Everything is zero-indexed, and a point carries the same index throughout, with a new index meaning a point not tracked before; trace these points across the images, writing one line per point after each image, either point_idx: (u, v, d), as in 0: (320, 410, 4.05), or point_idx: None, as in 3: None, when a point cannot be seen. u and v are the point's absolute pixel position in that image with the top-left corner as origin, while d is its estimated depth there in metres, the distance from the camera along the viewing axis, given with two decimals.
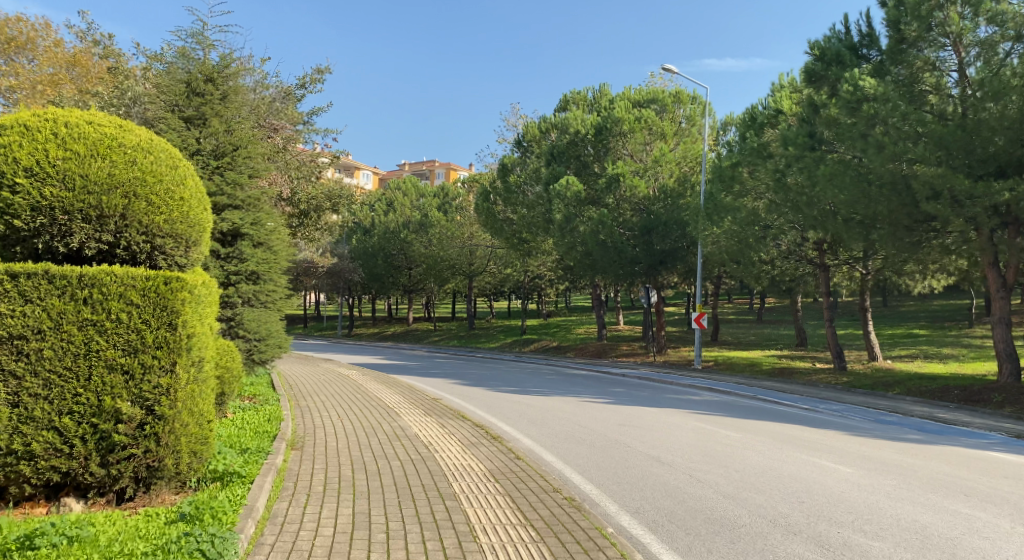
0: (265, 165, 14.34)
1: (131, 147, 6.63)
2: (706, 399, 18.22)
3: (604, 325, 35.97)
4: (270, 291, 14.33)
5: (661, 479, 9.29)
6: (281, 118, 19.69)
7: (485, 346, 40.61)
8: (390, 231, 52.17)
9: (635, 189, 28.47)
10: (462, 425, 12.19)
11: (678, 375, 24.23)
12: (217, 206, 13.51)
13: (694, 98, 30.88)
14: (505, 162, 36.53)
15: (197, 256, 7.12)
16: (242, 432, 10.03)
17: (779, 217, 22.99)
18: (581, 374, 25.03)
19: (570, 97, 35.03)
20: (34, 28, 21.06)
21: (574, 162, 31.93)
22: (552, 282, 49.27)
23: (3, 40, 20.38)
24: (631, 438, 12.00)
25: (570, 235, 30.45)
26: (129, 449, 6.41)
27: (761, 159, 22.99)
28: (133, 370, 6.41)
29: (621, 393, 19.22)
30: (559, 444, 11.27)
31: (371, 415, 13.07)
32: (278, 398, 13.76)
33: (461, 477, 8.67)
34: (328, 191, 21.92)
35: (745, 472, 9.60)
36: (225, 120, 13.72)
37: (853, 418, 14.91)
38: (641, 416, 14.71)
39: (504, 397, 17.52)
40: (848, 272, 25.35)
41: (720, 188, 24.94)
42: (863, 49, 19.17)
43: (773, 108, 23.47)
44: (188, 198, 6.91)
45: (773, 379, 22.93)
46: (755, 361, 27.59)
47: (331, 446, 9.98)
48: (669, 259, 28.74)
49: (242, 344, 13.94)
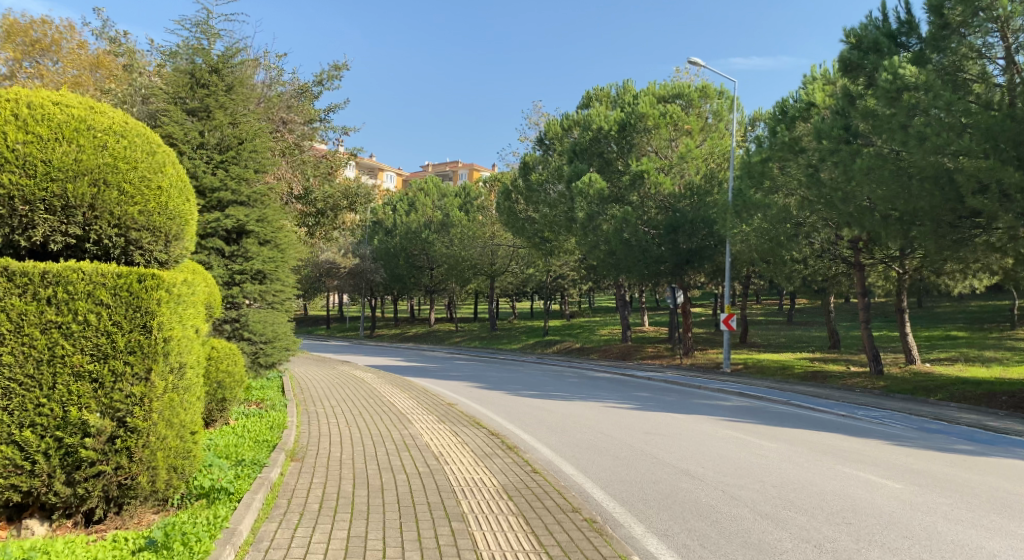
0: (274, 160, 13.76)
1: (101, 131, 6.00)
2: (736, 404, 17.35)
3: (629, 326, 35.15)
4: (278, 291, 13.65)
5: (692, 496, 8.51)
6: (295, 114, 19.15)
7: (507, 348, 40.01)
8: (411, 231, 51.67)
9: (660, 185, 27.65)
10: (476, 433, 11.48)
11: (707, 379, 23.38)
12: (222, 202, 12.92)
13: (722, 93, 29.89)
14: (527, 160, 35.88)
15: (178, 250, 6.50)
16: (240, 442, 9.39)
17: (811, 214, 22.05)
18: (605, 378, 24.27)
19: (593, 93, 34.27)
20: (59, 30, 21.07)
21: (597, 159, 31.18)
22: (576, 282, 48.53)
23: (27, 43, 20.54)
24: (658, 449, 11.21)
25: (593, 234, 29.74)
26: (98, 466, 5.79)
27: (793, 153, 22.09)
28: (102, 378, 5.76)
29: (646, 397, 18.40)
30: (580, 455, 10.50)
31: (382, 421, 12.39)
32: (286, 403, 13.09)
33: (472, 493, 7.95)
34: (345, 189, 21.40)
35: (784, 488, 8.79)
36: (230, 113, 13.11)
37: (895, 426, 13.99)
38: (668, 424, 13.89)
39: (523, 401, 16.81)
40: (884, 272, 24.32)
41: (749, 184, 23.93)
42: (901, 38, 18.15)
43: (804, 102, 22.49)
44: (165, 186, 6.26)
45: (806, 383, 21.99)
46: (786, 363, 26.65)
47: (334, 457, 9.31)
48: (696, 258, 27.90)
49: (248, 346, 13.30)
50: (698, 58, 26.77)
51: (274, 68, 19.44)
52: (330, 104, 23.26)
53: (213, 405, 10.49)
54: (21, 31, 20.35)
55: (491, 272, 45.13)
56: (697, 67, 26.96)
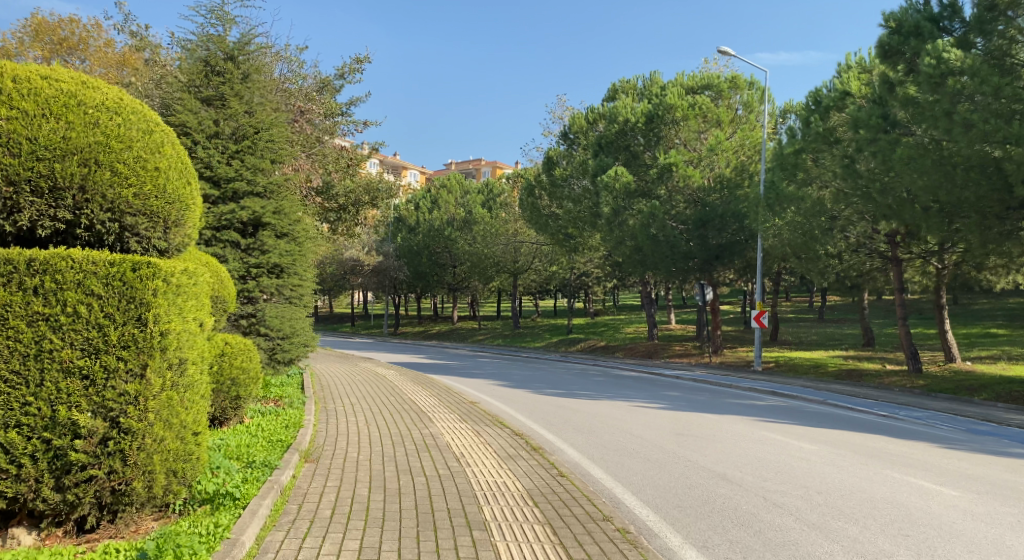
0: (291, 150, 13.32)
1: (93, 108, 5.61)
2: (771, 404, 16.68)
3: (655, 324, 34.43)
4: (296, 285, 13.14)
5: (732, 504, 7.94)
6: (313, 105, 18.72)
7: (530, 346, 39.46)
8: (434, 229, 51.24)
9: (688, 179, 26.98)
10: (499, 433, 10.97)
11: (738, 378, 22.67)
12: (237, 193, 12.48)
13: (751, 84, 29.10)
14: (550, 155, 35.30)
15: (179, 237, 6.11)
16: (252, 442, 8.96)
17: (846, 206, 21.27)
18: (632, 376, 23.68)
19: (619, 85, 33.67)
20: (86, 29, 21.86)
21: (623, 153, 30.62)
22: (601, 280, 47.88)
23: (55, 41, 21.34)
24: (693, 451, 10.62)
25: (619, 229, 29.16)
26: (89, 470, 5.33)
27: (827, 144, 21.45)
28: (93, 375, 5.32)
29: (676, 397, 17.77)
30: (609, 457, 9.95)
31: (403, 419, 11.91)
32: (304, 400, 12.56)
33: (495, 499, 7.43)
34: (366, 183, 21.01)
35: (832, 496, 8.16)
36: (246, 101, 12.64)
37: (941, 427, 13.27)
38: (700, 424, 13.29)
39: (548, 400, 16.25)
40: (922, 267, 23.46)
41: (782, 176, 23.49)
42: (944, 22, 17.18)
43: (838, 91, 21.68)
44: (163, 168, 5.86)
45: (842, 382, 21.24)
46: (819, 362, 25.86)
47: (349, 457, 8.82)
48: (725, 253, 27.22)
49: (265, 342, 12.79)
50: (727, 46, 26.08)
51: (295, 61, 19.10)
52: (351, 97, 22.86)
53: (227, 402, 10.06)
54: (50, 30, 21.15)
55: (515, 269, 44.62)
56: (727, 56, 26.22)
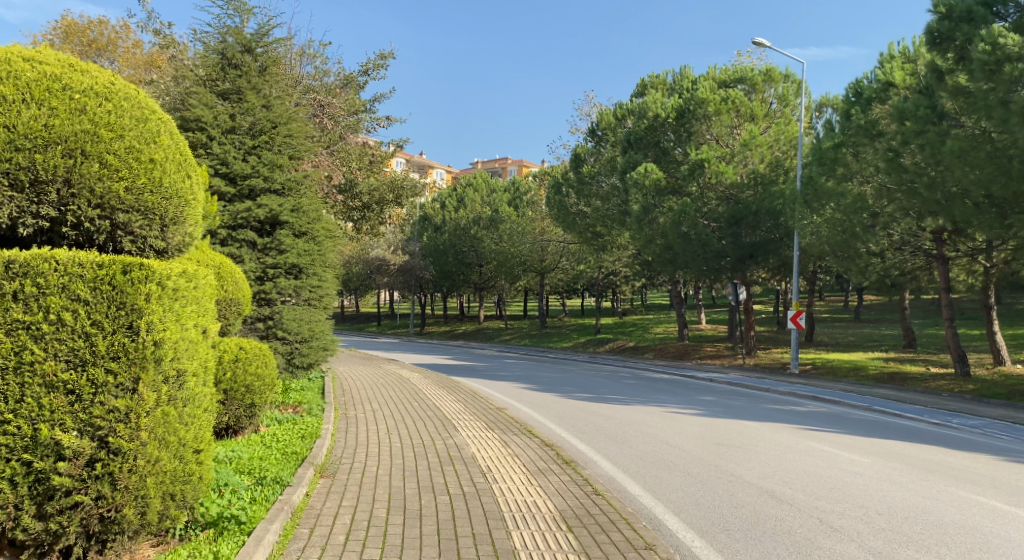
0: (310, 146, 12.80)
1: (79, 93, 5.18)
2: (813, 410, 15.90)
3: (686, 325, 33.61)
4: (315, 286, 12.59)
5: (784, 527, 7.27)
6: (334, 100, 18.16)
7: (558, 346, 38.74)
8: (460, 228, 50.71)
9: (721, 175, 26.18)
10: (528, 443, 10.36)
11: (775, 381, 21.86)
12: (254, 191, 11.96)
13: (787, 77, 28.16)
14: (578, 151, 34.56)
15: (179, 237, 5.63)
16: (265, 455, 8.46)
17: (890, 201, 20.35)
18: (664, 379, 22.98)
19: (648, 81, 32.93)
20: (115, 32, 21.94)
21: (653, 149, 29.89)
22: (629, 279, 47.08)
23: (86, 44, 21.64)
24: (736, 465, 9.93)
25: (649, 228, 28.40)
26: (74, 497, 4.83)
27: (869, 138, 20.62)
28: (80, 391, 4.80)
29: (711, 402, 17.05)
30: (646, 471, 9.31)
31: (425, 427, 11.37)
32: (325, 406, 12.02)
33: (525, 522, 6.84)
34: (391, 181, 20.52)
35: (895, 519, 7.47)
36: (263, 95, 12.13)
37: (998, 437, 12.43)
38: (740, 433, 12.58)
39: (577, 405, 15.61)
40: (968, 265, 22.47)
41: (820, 171, 22.62)
42: (996, 6, 16.19)
43: (882, 82, 20.86)
44: (158, 159, 5.39)
45: (885, 386, 20.37)
46: (859, 364, 24.94)
47: (368, 472, 8.26)
48: (760, 252, 26.43)
49: (283, 346, 12.23)
50: (761, 38, 25.33)
51: (319, 57, 18.64)
52: (375, 94, 22.39)
53: (241, 410, 9.60)
54: (80, 32, 21.47)
55: (541, 268, 43.96)
56: (762, 48, 25.40)
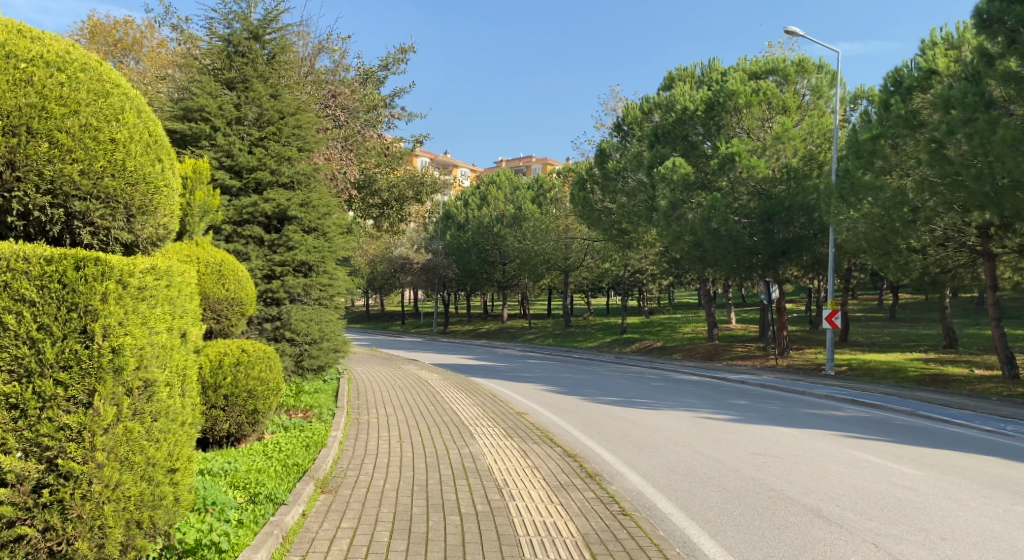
0: (321, 138, 12.14)
1: (26, 61, 4.73)
2: (853, 415, 15.02)
3: (715, 324, 32.68)
4: (326, 284, 11.94)
5: (836, 553, 6.49)
6: (348, 93, 17.53)
7: (583, 346, 38.00)
8: (483, 226, 50.09)
9: (753, 169, 25.28)
10: (550, 452, 9.68)
11: (810, 383, 20.95)
12: (261, 184, 11.33)
13: (821, 68, 27.04)
14: (602, 147, 33.79)
15: (149, 229, 5.18)
16: (265, 467, 7.88)
17: (931, 195, 19.37)
18: (693, 380, 22.19)
19: (676, 74, 32.11)
20: (141, 31, 22.94)
21: (681, 143, 29.09)
22: (655, 277, 46.16)
23: (112, 43, 22.53)
24: (776, 478, 9.17)
25: (677, 224, 27.64)
26: (17, 528, 4.44)
27: (909, 128, 19.69)
28: (25, 405, 4.39)
29: (745, 406, 16.19)
30: (677, 487, 8.59)
31: (442, 433, 10.70)
32: (336, 410, 11.35)
33: (542, 548, 6.13)
34: (410, 177, 19.91)
35: (962, 546, 6.66)
36: (271, 84, 11.52)
37: None
38: (778, 441, 11.77)
39: (603, 409, 14.85)
40: (1015, 262, 21.40)
41: (856, 164, 21.82)
42: None
43: (922, 69, 19.80)
44: (120, 139, 4.94)
45: (927, 389, 19.41)
46: (898, 366, 23.95)
47: (373, 486, 7.58)
48: (793, 249, 25.55)
49: (291, 348, 11.58)
50: (794, 27, 24.35)
51: (336, 50, 18.05)
52: (394, 88, 21.79)
53: (243, 417, 9.01)
54: (106, 32, 22.31)
55: (566, 267, 43.19)
56: (794, 37, 24.43)
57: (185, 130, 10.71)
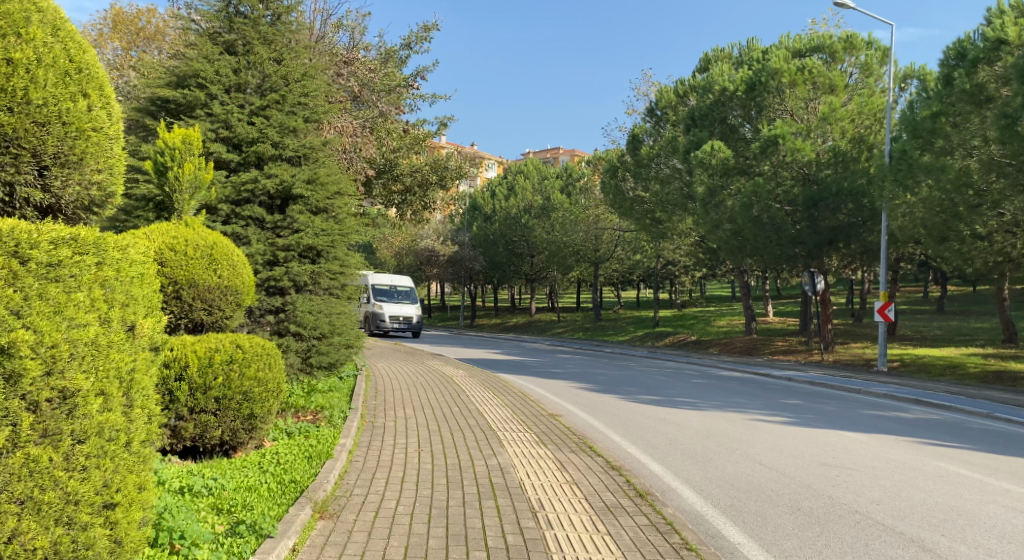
0: (331, 108, 10.91)
1: None
2: (923, 417, 13.56)
3: (754, 316, 31.14)
4: (337, 272, 10.71)
5: None
6: (364, 66, 16.24)
7: (614, 340, 36.57)
8: (510, 217, 48.85)
9: (798, 152, 23.66)
10: (591, 463, 8.41)
11: (863, 380, 19.44)
12: (263, 159, 10.12)
13: (870, 44, 25.32)
14: (635, 133, 32.33)
15: (71, 186, 4.42)
16: (258, 483, 6.72)
17: (1000, 177, 17.73)
18: (735, 377, 20.72)
19: (712, 55, 30.62)
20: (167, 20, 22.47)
21: (719, 126, 27.58)
22: (688, 269, 44.68)
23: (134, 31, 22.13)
24: (856, 498, 7.82)
25: (715, 212, 26.20)
26: None
27: (976, 104, 18.23)
28: None
29: (799, 406, 14.75)
30: (742, 509, 7.29)
31: (468, 439, 9.44)
32: (350, 410, 10.11)
33: None
34: (434, 160, 18.75)
35: None
36: (275, 48, 10.30)
37: None
38: (848, 448, 10.39)
39: (642, 409, 13.51)
40: None
41: (913, 144, 20.48)
42: None
43: (989, 40, 17.79)
44: (19, 60, 4.13)
45: (994, 388, 17.86)
46: (955, 361, 22.30)
47: (381, 509, 6.36)
48: (841, 237, 23.98)
49: (297, 344, 10.31)
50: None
51: (352, 25, 16.76)
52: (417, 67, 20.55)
53: (238, 422, 7.83)
54: (129, 21, 21.91)
55: (596, 259, 41.75)
56: (843, 8, 22.73)
57: (178, 98, 9.62)
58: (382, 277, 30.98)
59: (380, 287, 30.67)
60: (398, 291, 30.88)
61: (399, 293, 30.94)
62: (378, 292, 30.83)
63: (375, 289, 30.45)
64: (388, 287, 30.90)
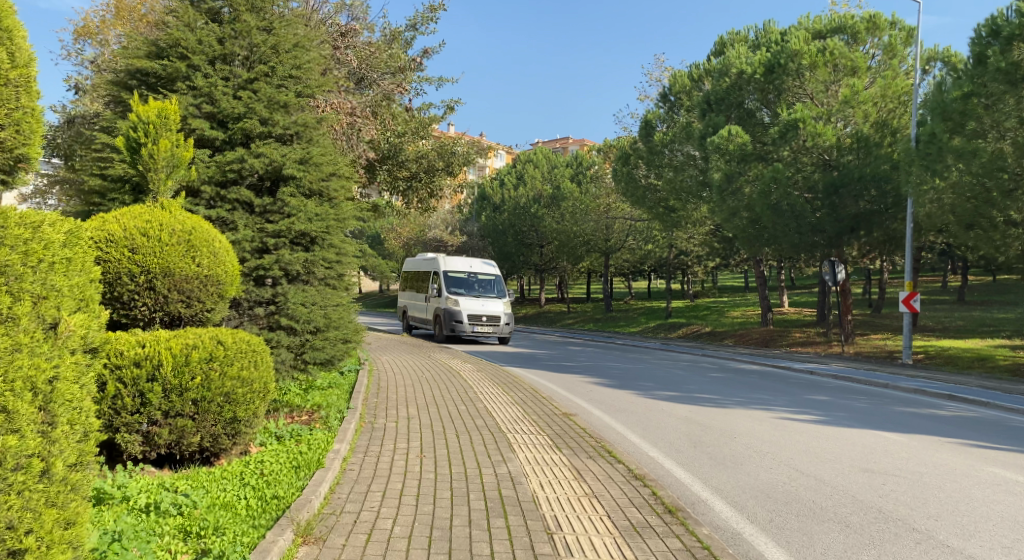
0: (327, 83, 10.04)
1: None
2: (962, 415, 12.65)
3: (771, 307, 30.20)
4: (331, 260, 9.86)
5: None
6: (365, 47, 15.41)
7: (624, 332, 35.68)
8: (519, 207, 47.61)
9: (820, 136, 22.67)
10: (612, 472, 7.56)
11: (889, 374, 18.54)
12: (252, 137, 9.30)
13: (894, 23, 24.27)
14: (648, 118, 31.36)
15: None
16: (237, 499, 5.92)
17: None
18: (754, 370, 19.84)
19: (728, 38, 29.61)
20: None
21: (736, 111, 26.60)
22: (701, 259, 43.61)
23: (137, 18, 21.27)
24: (910, 512, 6.96)
25: (732, 199, 25.44)
26: None
27: (1010, 84, 17.24)
28: None
29: (827, 403, 13.84)
30: (785, 527, 6.43)
31: (477, 444, 8.59)
32: (347, 409, 9.29)
33: None
34: (439, 145, 17.86)
35: None
36: (264, 16, 9.45)
37: None
38: (891, 452, 9.50)
39: (662, 407, 12.64)
40: None
41: (941, 127, 19.49)
42: None
43: None
44: None
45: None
46: (983, 353, 21.33)
47: (374, 531, 5.52)
48: (863, 225, 22.98)
49: (290, 339, 9.48)
50: None
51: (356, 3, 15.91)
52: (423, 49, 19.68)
53: (219, 428, 7.03)
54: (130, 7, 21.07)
55: (606, 248, 40.89)
56: None
57: (157, 70, 8.92)
58: (457, 265, 25.57)
59: (456, 275, 25.24)
60: (477, 282, 25.01)
61: (479, 285, 25.06)
62: (453, 283, 25.06)
63: (449, 278, 25.06)
64: (465, 277, 25.09)
